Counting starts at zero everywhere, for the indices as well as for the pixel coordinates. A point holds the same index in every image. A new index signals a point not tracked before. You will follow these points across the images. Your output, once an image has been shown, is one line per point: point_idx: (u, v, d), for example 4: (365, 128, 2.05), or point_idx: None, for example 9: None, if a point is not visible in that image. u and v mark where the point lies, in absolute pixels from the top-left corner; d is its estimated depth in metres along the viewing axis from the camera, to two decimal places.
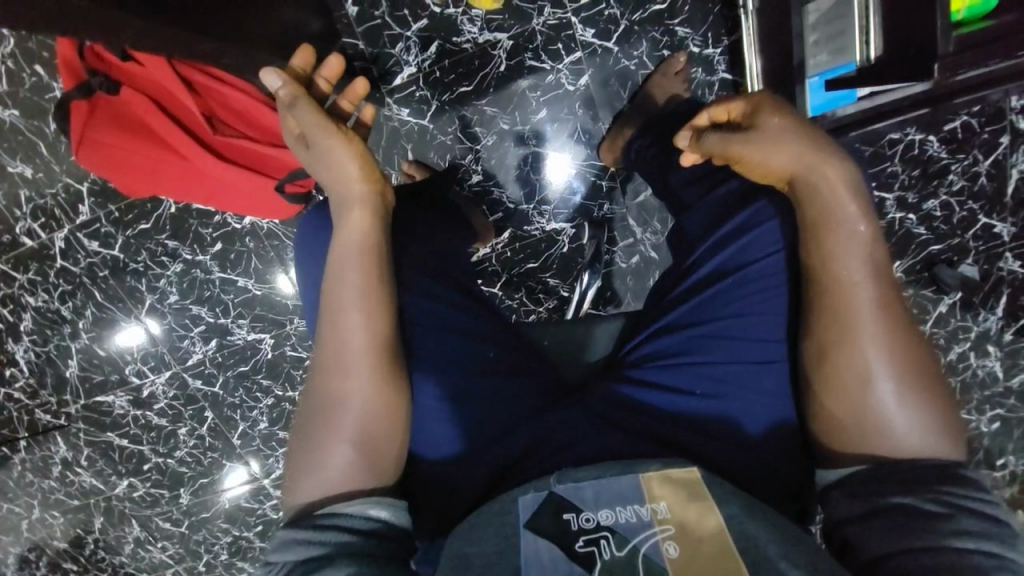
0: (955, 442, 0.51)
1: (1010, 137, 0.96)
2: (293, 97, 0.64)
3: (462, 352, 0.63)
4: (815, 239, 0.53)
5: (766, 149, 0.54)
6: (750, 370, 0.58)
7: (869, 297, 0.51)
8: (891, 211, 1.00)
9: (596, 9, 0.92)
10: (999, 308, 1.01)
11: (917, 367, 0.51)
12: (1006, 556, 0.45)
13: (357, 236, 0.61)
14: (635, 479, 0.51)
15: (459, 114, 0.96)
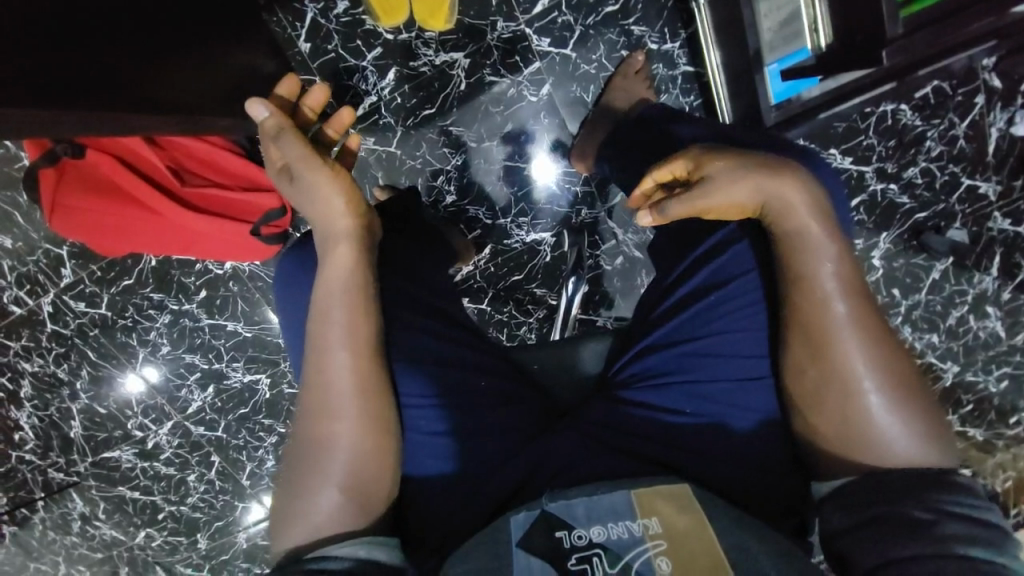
0: (945, 449, 0.51)
1: (985, 96, 0.95)
2: (279, 128, 0.63)
3: (454, 394, 0.62)
4: (788, 256, 0.54)
5: (726, 192, 0.53)
6: (738, 385, 0.58)
7: (845, 311, 0.52)
8: (871, 184, 0.99)
9: (549, 17, 0.91)
10: (994, 268, 1.00)
11: (903, 375, 0.51)
12: (996, 560, 0.44)
13: (339, 275, 0.60)
14: (626, 495, 0.51)
15: (424, 137, 0.95)
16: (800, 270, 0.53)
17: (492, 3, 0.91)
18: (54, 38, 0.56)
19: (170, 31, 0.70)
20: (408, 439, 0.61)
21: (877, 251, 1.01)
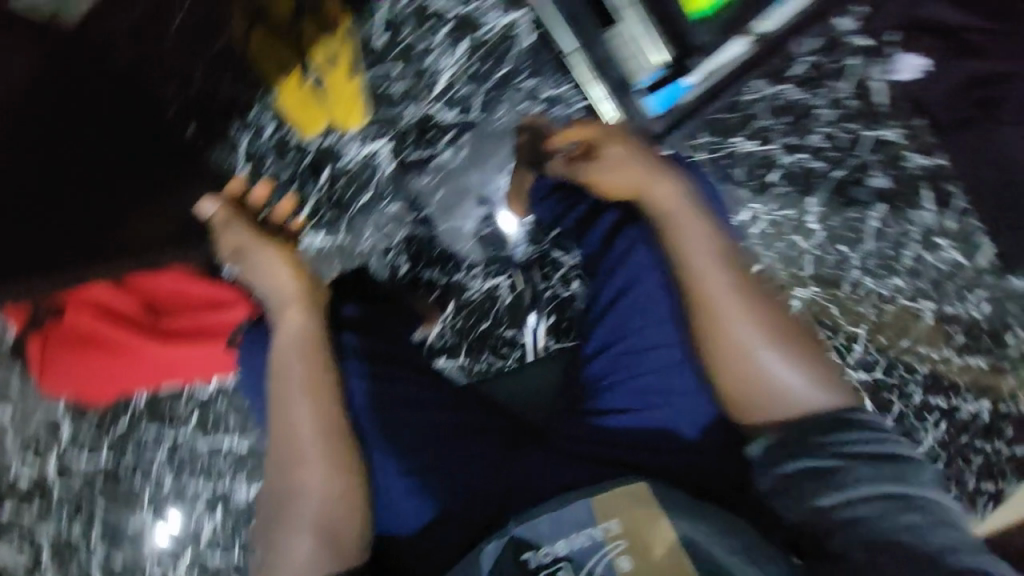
0: (827, 381, 0.67)
1: (858, 56, 1.02)
2: (226, 218, 0.82)
3: (414, 439, 0.74)
4: (679, 254, 0.71)
5: (625, 172, 0.75)
6: (669, 374, 0.72)
7: (729, 293, 0.69)
8: (783, 158, 1.04)
9: (452, 91, 0.96)
10: (930, 202, 1.08)
11: (779, 332, 0.68)
12: (897, 490, 0.60)
13: (291, 346, 0.75)
14: (587, 503, 0.62)
15: (366, 221, 1.00)
16: (686, 267, 0.70)
17: (397, 93, 0.95)
18: None
19: None
20: (377, 479, 0.73)
21: (811, 216, 1.08)
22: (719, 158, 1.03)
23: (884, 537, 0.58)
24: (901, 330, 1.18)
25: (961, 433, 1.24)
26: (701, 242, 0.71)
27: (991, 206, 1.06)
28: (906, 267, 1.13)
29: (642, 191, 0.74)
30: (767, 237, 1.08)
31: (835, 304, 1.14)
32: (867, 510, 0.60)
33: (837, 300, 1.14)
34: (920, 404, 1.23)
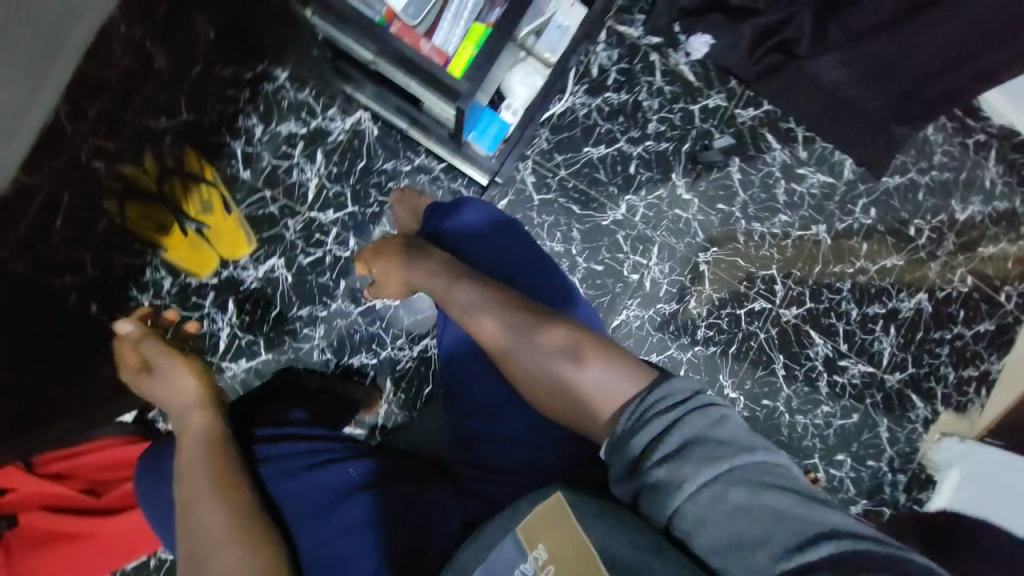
0: (625, 366, 0.65)
1: (655, 53, 1.15)
2: (141, 333, 0.83)
3: (342, 506, 0.69)
4: (454, 315, 0.75)
5: (393, 266, 0.81)
6: (507, 409, 0.75)
7: (504, 327, 0.71)
8: (633, 150, 1.15)
9: (324, 195, 1.05)
10: (775, 143, 1.21)
11: (562, 341, 0.68)
12: (722, 471, 0.55)
13: (197, 436, 0.71)
14: (512, 537, 0.54)
15: (283, 332, 1.05)
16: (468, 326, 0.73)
17: (275, 212, 1.04)
18: None
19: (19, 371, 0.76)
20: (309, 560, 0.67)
21: (681, 187, 1.18)
22: (578, 169, 1.13)
23: (729, 530, 0.51)
24: (810, 257, 1.25)
25: (913, 331, 1.27)
26: (464, 303, 0.73)
27: (828, 127, 1.18)
28: (784, 201, 1.23)
29: (408, 280, 0.80)
30: (650, 219, 1.17)
31: (739, 255, 1.22)
32: (702, 507, 0.53)
33: (740, 252, 1.22)
34: (861, 317, 1.27)
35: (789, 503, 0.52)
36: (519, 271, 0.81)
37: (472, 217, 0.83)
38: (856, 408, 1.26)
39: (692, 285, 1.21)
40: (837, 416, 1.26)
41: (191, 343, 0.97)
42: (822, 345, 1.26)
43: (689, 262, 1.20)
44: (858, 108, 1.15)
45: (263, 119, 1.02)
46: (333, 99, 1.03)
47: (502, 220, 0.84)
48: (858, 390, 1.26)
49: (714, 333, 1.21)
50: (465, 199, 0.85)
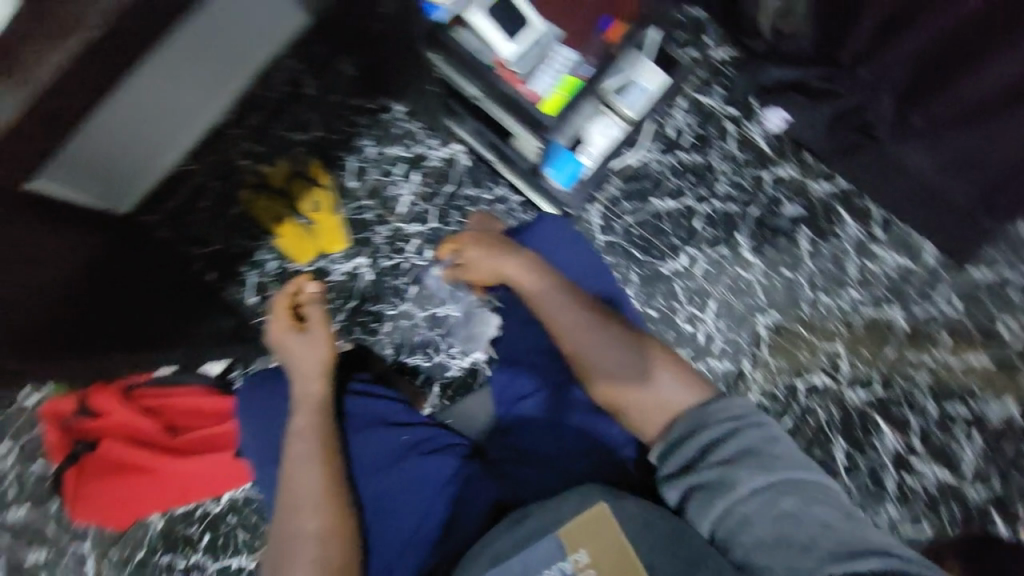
0: (696, 379, 0.71)
1: (732, 122, 1.22)
2: (313, 299, 0.90)
3: (406, 475, 0.78)
4: (542, 311, 0.76)
5: (483, 257, 0.81)
6: (558, 401, 0.79)
7: (594, 330, 0.73)
8: (700, 207, 1.20)
9: (413, 210, 1.20)
10: (849, 219, 1.21)
11: (642, 349, 0.73)
12: (774, 481, 0.61)
13: (310, 400, 0.80)
14: (555, 537, 0.59)
15: (355, 322, 1.18)
16: (551, 323, 0.75)
17: (370, 219, 1.20)
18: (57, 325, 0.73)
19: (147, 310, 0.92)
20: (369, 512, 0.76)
21: (744, 248, 1.20)
22: (643, 218, 1.20)
23: (771, 532, 0.58)
24: (881, 339, 1.19)
25: (1001, 441, 1.14)
26: (552, 300, 0.75)
27: (909, 210, 1.17)
28: (855, 277, 1.20)
29: (497, 272, 0.80)
30: (710, 274, 1.20)
31: (801, 324, 1.19)
32: (750, 507, 0.60)
33: (804, 322, 1.19)
34: (939, 415, 1.16)
35: (831, 514, 0.59)
36: (587, 280, 0.87)
37: (555, 227, 0.88)
38: (928, 517, 1.13)
39: (748, 346, 1.19)
40: (905, 522, 1.13)
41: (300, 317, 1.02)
42: (892, 438, 1.16)
43: (747, 323, 1.19)
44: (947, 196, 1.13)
45: (376, 142, 1.21)
46: (436, 131, 1.20)
47: (579, 235, 0.90)
48: (932, 497, 1.13)
49: (765, 401, 1.17)
50: (546, 214, 0.90)
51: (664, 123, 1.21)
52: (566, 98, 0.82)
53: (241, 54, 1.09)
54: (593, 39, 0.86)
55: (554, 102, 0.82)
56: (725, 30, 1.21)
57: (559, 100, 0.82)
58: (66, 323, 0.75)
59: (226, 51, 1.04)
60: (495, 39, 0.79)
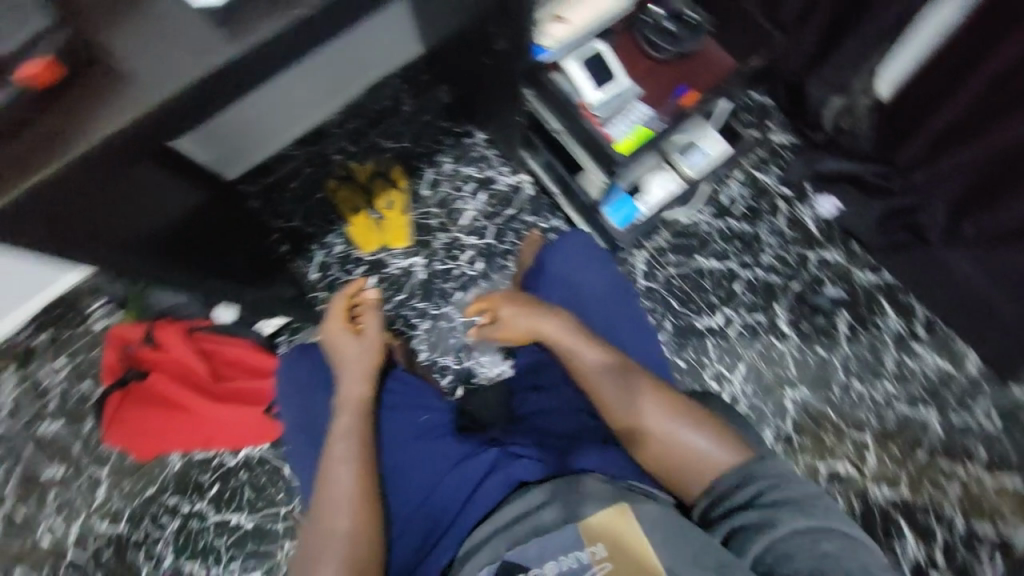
0: (735, 439, 0.70)
1: (785, 201, 1.29)
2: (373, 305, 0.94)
3: (424, 455, 0.80)
4: (576, 370, 0.78)
5: (518, 317, 0.81)
6: (572, 411, 0.82)
7: (629, 387, 0.74)
8: (741, 273, 1.26)
9: (473, 224, 1.31)
10: (889, 312, 1.23)
11: (679, 406, 0.72)
12: (814, 524, 0.61)
13: (352, 394, 0.81)
14: (575, 527, 0.62)
15: (398, 314, 1.26)
16: (587, 388, 0.76)
17: (434, 225, 1.31)
18: (183, 247, 0.87)
19: (239, 258, 1.04)
20: (392, 489, 0.78)
21: (781, 320, 1.23)
22: (686, 272, 1.26)
23: (811, 567, 0.57)
24: (911, 440, 1.16)
25: None
26: (583, 363, 0.77)
27: (951, 315, 1.19)
28: (891, 370, 1.20)
29: (534, 332, 0.81)
30: (743, 337, 1.22)
31: (830, 406, 1.19)
32: (790, 544, 0.60)
33: (833, 404, 1.19)
34: (967, 533, 1.11)
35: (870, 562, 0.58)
36: (613, 324, 0.88)
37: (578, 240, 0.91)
38: None
39: (772, 417, 1.19)
40: None
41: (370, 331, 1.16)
42: (912, 545, 1.11)
43: (774, 394, 1.19)
44: (993, 309, 1.15)
45: (454, 161, 1.35)
46: (509, 160, 1.33)
47: (599, 252, 0.91)
48: None
49: None
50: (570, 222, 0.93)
51: (720, 190, 1.29)
52: (641, 139, 0.94)
53: (353, 57, 1.28)
54: (669, 100, 0.96)
55: (627, 142, 0.93)
56: (790, 120, 1.30)
57: (632, 141, 0.93)
58: (184, 241, 0.88)
59: (340, 53, 1.24)
60: (583, 83, 0.91)
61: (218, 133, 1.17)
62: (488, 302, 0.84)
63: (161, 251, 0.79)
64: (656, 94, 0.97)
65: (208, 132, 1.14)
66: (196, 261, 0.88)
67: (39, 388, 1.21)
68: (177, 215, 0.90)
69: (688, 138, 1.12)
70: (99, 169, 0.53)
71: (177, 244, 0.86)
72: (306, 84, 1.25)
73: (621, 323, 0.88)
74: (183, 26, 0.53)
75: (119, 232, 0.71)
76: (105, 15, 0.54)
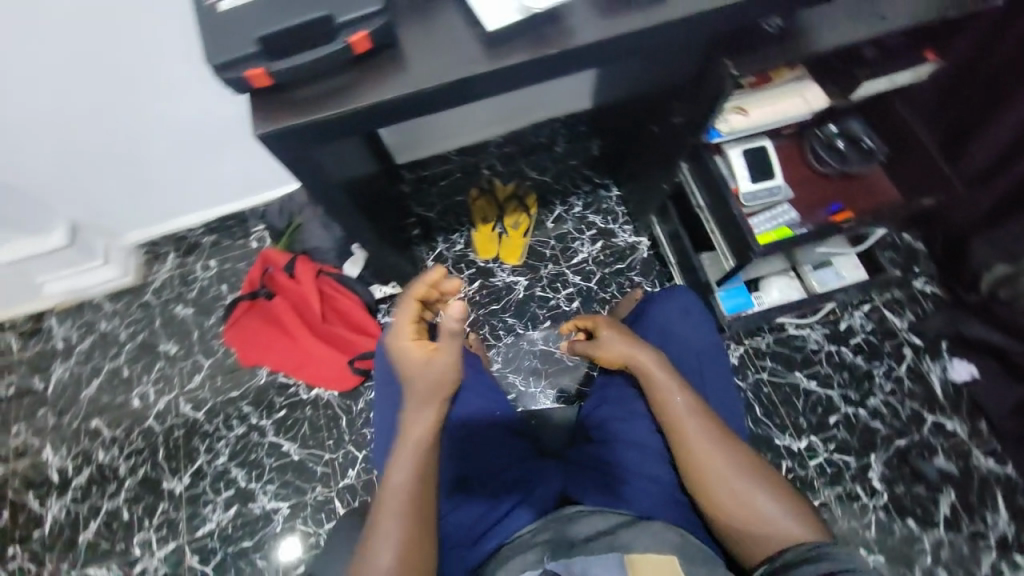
0: (811, 515, 0.67)
1: (912, 349, 1.21)
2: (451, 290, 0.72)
3: (489, 448, 0.84)
4: (661, 408, 0.76)
5: (615, 344, 0.83)
6: (638, 454, 0.81)
7: (714, 438, 0.71)
8: (842, 406, 1.18)
9: (583, 266, 1.38)
10: (1005, 511, 1.08)
11: (759, 468, 0.70)
12: None
13: (420, 422, 0.66)
14: (619, 557, 0.65)
15: (488, 321, 1.35)
16: (667, 423, 0.75)
17: (547, 255, 1.40)
18: (369, 204, 1.01)
19: (388, 227, 1.19)
20: (453, 470, 0.82)
21: (873, 472, 1.13)
22: (780, 384, 1.20)
23: None
24: None
25: None
26: (671, 399, 0.75)
27: None
28: None
29: (627, 360, 0.81)
30: (825, 474, 1.13)
31: None
32: None
33: None
34: None
35: None
36: (703, 376, 0.87)
37: (685, 295, 0.94)
38: None
39: None
40: None
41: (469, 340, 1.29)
42: None
43: None
44: None
45: (584, 206, 1.44)
46: (634, 221, 1.40)
47: (700, 312, 0.93)
48: None
49: None
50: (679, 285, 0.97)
51: (842, 315, 1.24)
52: (781, 235, 0.96)
53: (544, 97, 1.43)
54: (820, 213, 0.98)
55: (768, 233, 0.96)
56: (941, 271, 1.23)
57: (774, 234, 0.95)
58: (369, 202, 1.03)
59: (536, 92, 1.39)
60: (740, 173, 0.96)
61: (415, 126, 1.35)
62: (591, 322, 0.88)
63: (361, 204, 0.93)
64: (807, 201, 0.99)
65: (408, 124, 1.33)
66: (375, 220, 1.02)
67: (187, 276, 1.41)
68: (365, 172, 1.05)
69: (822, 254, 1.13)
70: (360, 122, 0.67)
71: (367, 201, 0.99)
72: (497, 107, 1.41)
73: (711, 378, 0.87)
74: (465, 38, 0.66)
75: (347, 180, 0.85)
76: (420, 17, 0.68)
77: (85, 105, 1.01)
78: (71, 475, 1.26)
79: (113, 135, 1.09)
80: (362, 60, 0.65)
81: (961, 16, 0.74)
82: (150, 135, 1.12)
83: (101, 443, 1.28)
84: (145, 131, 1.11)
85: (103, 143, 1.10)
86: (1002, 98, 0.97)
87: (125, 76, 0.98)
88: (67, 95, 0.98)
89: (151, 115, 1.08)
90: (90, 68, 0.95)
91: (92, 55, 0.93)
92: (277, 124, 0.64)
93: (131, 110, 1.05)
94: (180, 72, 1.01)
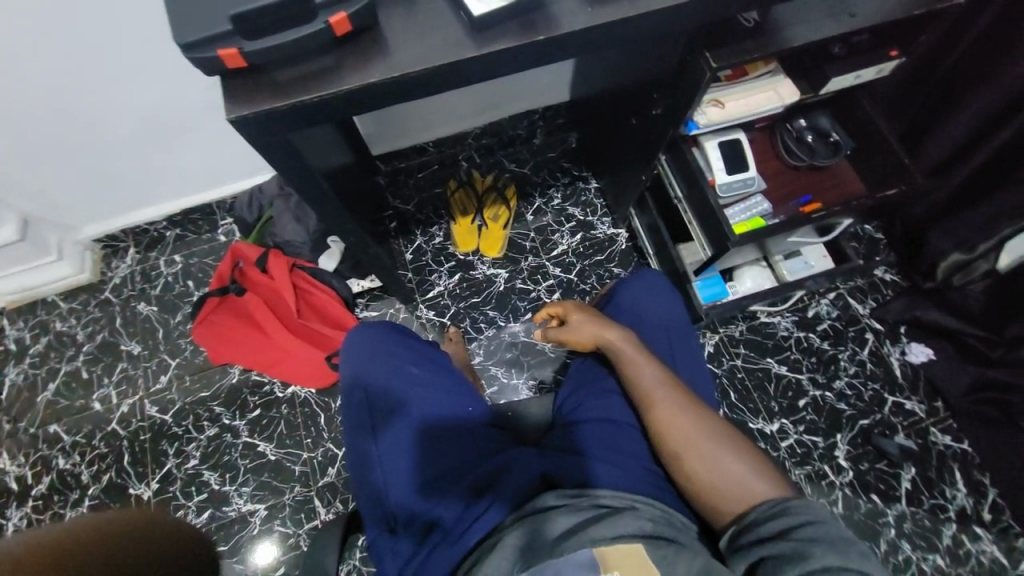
0: (777, 474, 0.68)
1: (874, 334, 1.27)
2: None
3: (463, 441, 0.81)
4: (632, 383, 0.78)
5: (585, 325, 0.87)
6: (614, 434, 0.80)
7: (683, 408, 0.74)
8: (811, 389, 1.23)
9: (563, 257, 1.39)
10: (959, 483, 1.15)
11: (725, 432, 0.72)
12: (853, 569, 0.55)
13: None
14: (591, 553, 0.60)
15: (469, 314, 1.34)
16: (639, 398, 0.77)
17: (527, 247, 1.40)
18: (347, 196, 0.98)
19: (366, 219, 1.17)
20: (429, 469, 0.78)
21: (840, 451, 1.18)
22: (753, 369, 1.25)
23: None
24: None
25: None
26: (640, 372, 0.78)
27: None
28: (946, 547, 1.11)
29: (597, 340, 0.85)
30: (795, 455, 1.18)
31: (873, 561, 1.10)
32: None
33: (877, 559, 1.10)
34: None
35: None
36: (676, 353, 0.89)
37: (654, 279, 0.96)
38: None
39: None
40: None
41: (450, 336, 1.27)
42: None
43: None
44: None
45: (563, 199, 1.45)
46: (613, 213, 1.41)
47: (670, 291, 0.95)
48: None
49: None
50: (651, 268, 0.99)
51: (809, 303, 1.30)
52: (755, 225, 0.99)
53: (527, 93, 1.40)
54: (791, 204, 1.02)
55: (743, 224, 0.99)
56: (900, 260, 1.30)
57: (749, 224, 0.99)
58: (348, 195, 1.01)
59: (519, 87, 1.36)
60: (716, 165, 0.99)
61: (391, 115, 1.31)
62: (562, 308, 0.92)
63: (342, 196, 0.90)
64: (779, 192, 1.03)
65: (385, 113, 1.30)
66: (355, 212, 0.99)
67: (151, 273, 1.35)
68: (341, 163, 1.02)
69: (793, 245, 1.17)
70: (341, 107, 0.65)
71: (344, 192, 0.97)
72: (479, 101, 1.37)
73: (683, 354, 0.89)
74: (450, 23, 0.65)
75: (325, 172, 0.82)
76: (403, 1, 0.67)
77: (38, 92, 0.94)
78: (28, 484, 1.19)
79: (66, 123, 1.02)
80: (345, 43, 0.64)
81: (926, 13, 0.78)
82: (109, 123, 1.05)
83: (59, 450, 1.21)
84: (104, 119, 1.04)
85: (57, 131, 1.03)
86: (958, 95, 1.03)
87: (83, 61, 0.92)
88: (17, 81, 0.91)
89: (111, 102, 1.01)
90: (45, 53, 0.88)
91: (45, 38, 0.86)
92: (252, 108, 0.61)
93: (89, 97, 0.98)
94: (144, 58, 0.95)
